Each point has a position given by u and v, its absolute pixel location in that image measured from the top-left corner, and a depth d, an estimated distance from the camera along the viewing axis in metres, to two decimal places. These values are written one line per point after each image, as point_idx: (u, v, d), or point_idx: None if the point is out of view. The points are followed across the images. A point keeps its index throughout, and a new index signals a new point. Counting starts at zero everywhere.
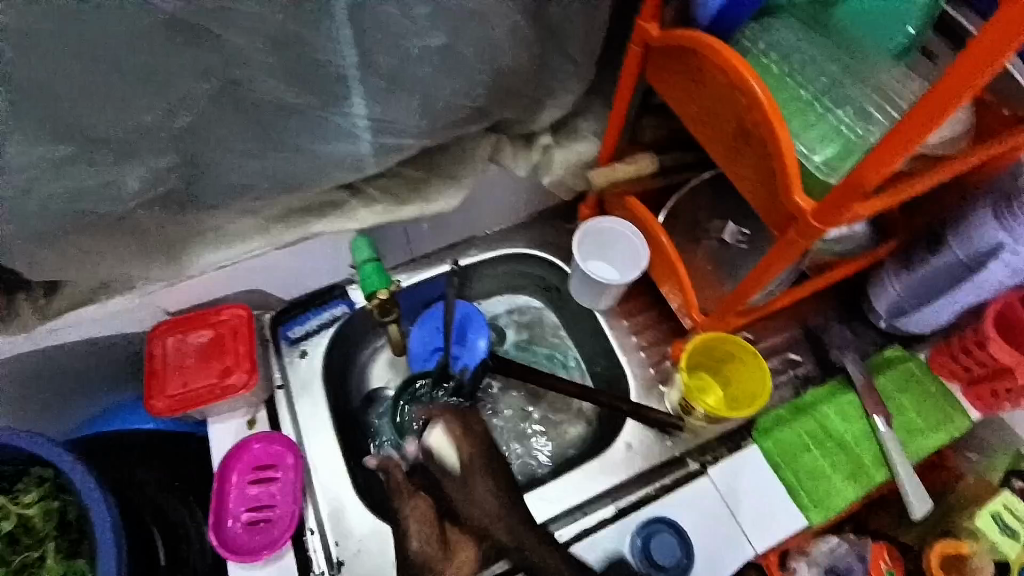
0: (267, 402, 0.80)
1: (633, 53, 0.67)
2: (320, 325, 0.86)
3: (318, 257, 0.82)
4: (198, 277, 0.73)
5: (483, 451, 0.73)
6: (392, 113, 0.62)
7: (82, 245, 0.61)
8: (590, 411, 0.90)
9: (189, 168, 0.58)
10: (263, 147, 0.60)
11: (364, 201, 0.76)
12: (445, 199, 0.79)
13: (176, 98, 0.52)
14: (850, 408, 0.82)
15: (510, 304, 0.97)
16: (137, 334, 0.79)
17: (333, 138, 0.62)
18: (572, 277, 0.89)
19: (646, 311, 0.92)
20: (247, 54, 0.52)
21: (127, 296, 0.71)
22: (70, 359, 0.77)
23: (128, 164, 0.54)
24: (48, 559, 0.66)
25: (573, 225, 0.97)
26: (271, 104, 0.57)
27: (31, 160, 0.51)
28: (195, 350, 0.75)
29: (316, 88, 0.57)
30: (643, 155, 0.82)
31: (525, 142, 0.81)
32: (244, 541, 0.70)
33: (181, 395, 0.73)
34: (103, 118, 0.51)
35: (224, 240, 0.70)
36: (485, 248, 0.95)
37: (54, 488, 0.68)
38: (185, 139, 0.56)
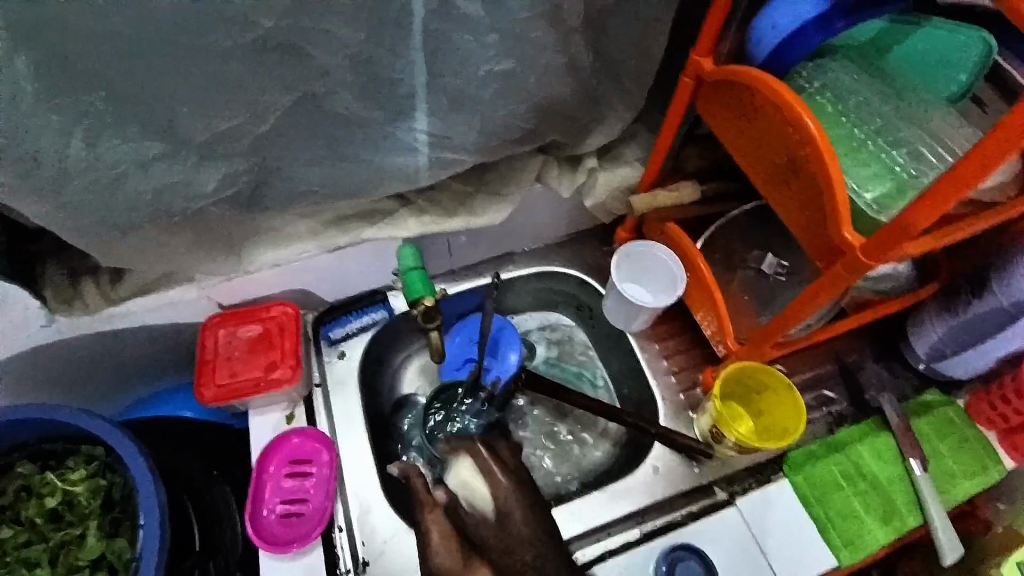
0: (305, 399, 0.83)
1: (685, 84, 0.69)
2: (360, 328, 0.88)
3: (365, 263, 0.86)
4: (255, 273, 0.78)
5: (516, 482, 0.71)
6: (452, 131, 0.66)
7: (156, 236, 0.65)
8: (616, 431, 0.91)
9: (262, 170, 0.63)
10: (331, 156, 0.65)
11: (413, 211, 0.79)
12: (489, 213, 0.82)
13: (262, 107, 0.56)
14: (884, 449, 0.81)
15: (541, 321, 0.98)
16: (188, 324, 0.82)
17: (395, 150, 0.66)
18: (607, 298, 0.90)
19: (678, 336, 0.92)
20: (331, 70, 0.56)
21: (186, 287, 0.76)
22: (124, 343, 0.81)
23: (210, 165, 0.59)
24: (90, 537, 0.65)
25: (610, 247, 0.99)
26: (343, 116, 0.61)
27: (122, 156, 0.55)
28: (243, 343, 0.78)
29: (386, 104, 0.61)
30: (685, 184, 0.84)
31: (571, 164, 0.84)
32: (277, 533, 0.72)
33: (228, 385, 0.76)
34: (192, 121, 0.55)
35: (282, 240, 0.76)
36: (523, 264, 0.98)
37: (101, 467, 0.68)
38: (263, 143, 0.60)
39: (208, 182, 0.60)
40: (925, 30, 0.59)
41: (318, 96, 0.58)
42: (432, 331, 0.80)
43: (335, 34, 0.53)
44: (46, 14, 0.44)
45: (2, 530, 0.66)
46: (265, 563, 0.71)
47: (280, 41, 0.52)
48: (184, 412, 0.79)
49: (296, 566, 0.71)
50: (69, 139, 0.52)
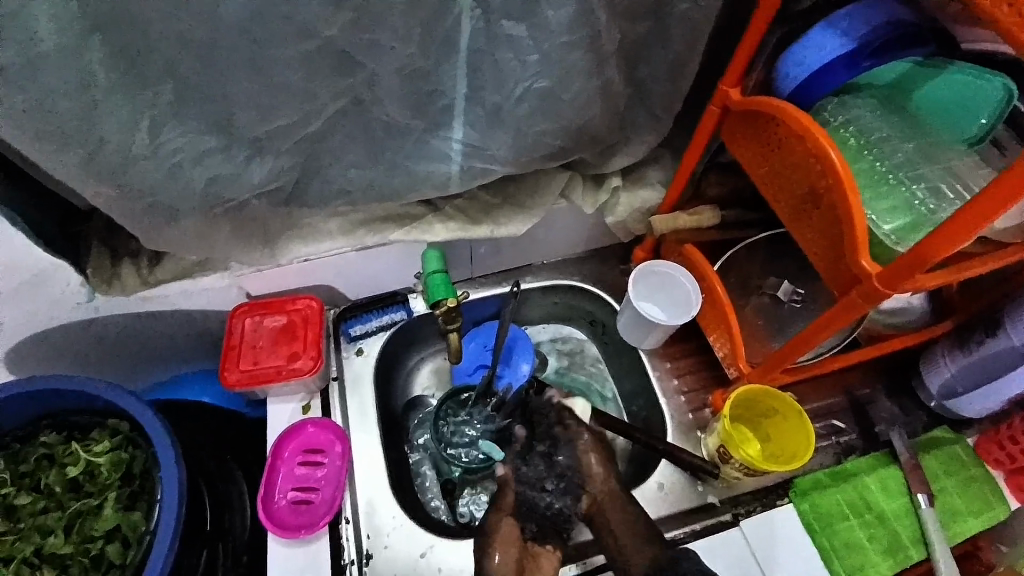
0: (322, 391, 0.85)
1: (711, 111, 0.72)
2: (379, 326, 0.91)
3: (390, 264, 0.88)
4: (285, 266, 0.81)
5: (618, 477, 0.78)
6: (486, 141, 0.69)
7: (200, 225, 0.69)
8: (624, 446, 0.93)
9: (306, 168, 0.67)
10: (371, 159, 0.69)
11: (441, 217, 0.83)
12: (515, 223, 0.85)
13: (308, 109, 0.60)
14: (892, 481, 0.82)
15: (554, 334, 1.03)
16: (216, 311, 0.85)
17: (430, 157, 0.70)
18: (621, 317, 0.92)
19: (689, 356, 0.94)
20: (380, 79, 0.59)
21: (219, 275, 0.79)
22: (154, 326, 0.84)
23: (259, 161, 0.63)
24: (106, 508, 0.65)
25: (626, 265, 1.02)
26: (384, 123, 0.65)
27: (181, 150, 0.59)
28: (269, 332, 0.80)
29: (426, 113, 0.65)
30: (704, 209, 0.86)
31: (595, 182, 0.87)
32: (288, 518, 0.73)
33: (251, 371, 0.78)
34: (247, 117, 0.58)
35: (315, 237, 0.79)
36: (541, 276, 1.00)
37: (127, 439, 0.68)
38: (307, 143, 0.64)
39: (255, 176, 0.64)
40: (946, 74, 0.61)
41: (366, 102, 0.62)
42: (453, 335, 0.83)
43: (388, 46, 0.56)
44: (126, 9, 0.47)
45: (21, 495, 0.66)
46: (274, 548, 0.72)
47: (335, 52, 0.55)
48: (203, 397, 0.82)
49: (305, 552, 0.72)
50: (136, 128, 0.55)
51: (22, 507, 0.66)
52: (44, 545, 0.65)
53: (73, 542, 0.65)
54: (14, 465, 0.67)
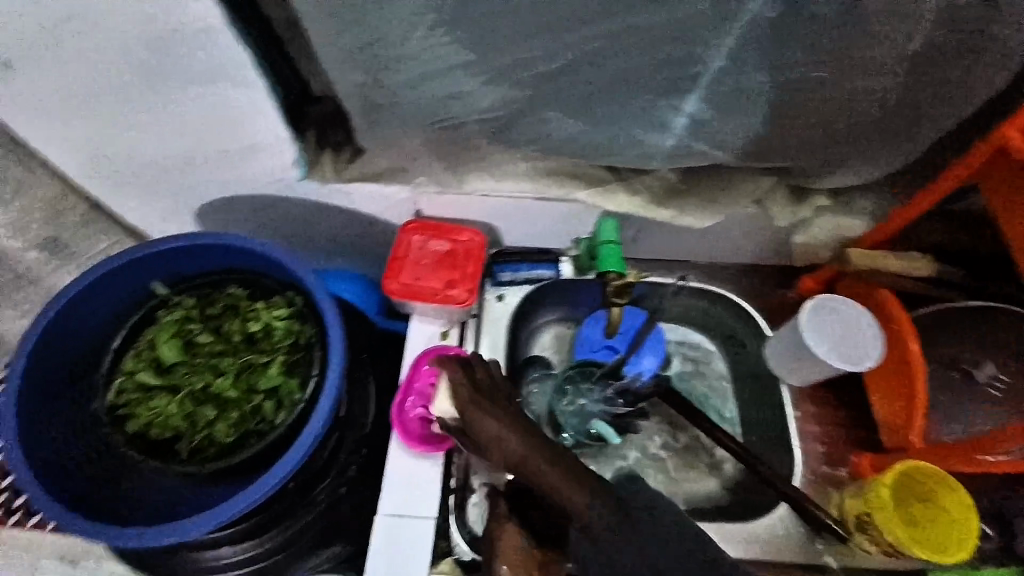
0: (461, 324, 0.86)
1: (980, 150, 0.62)
2: (526, 279, 0.92)
3: (556, 221, 0.87)
4: (464, 196, 0.82)
5: (478, 397, 0.64)
6: (716, 120, 0.65)
7: (411, 134, 0.71)
8: (731, 474, 0.90)
9: (529, 105, 0.66)
10: (592, 113, 0.66)
11: (628, 188, 0.79)
12: (696, 217, 0.81)
13: (561, 47, 0.58)
14: None
15: (680, 336, 0.96)
16: (383, 220, 0.89)
17: (650, 124, 0.67)
18: (777, 344, 0.86)
19: (836, 408, 0.86)
20: (644, 32, 0.56)
21: (402, 186, 0.81)
22: (328, 218, 0.89)
23: (492, 86, 0.63)
24: (273, 366, 0.70)
25: (785, 291, 0.94)
26: (623, 77, 0.61)
27: (431, 57, 0.59)
28: (433, 254, 0.82)
29: (670, 79, 0.61)
30: (921, 257, 0.77)
31: (797, 196, 0.80)
32: (415, 430, 0.74)
33: (410, 285, 0.80)
34: (504, 39, 0.58)
35: (500, 174, 0.79)
36: (701, 278, 0.95)
37: (299, 312, 0.73)
38: (542, 81, 0.62)
39: (483, 100, 0.65)
40: None
41: (617, 52, 0.58)
42: (614, 310, 0.85)
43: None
44: None
45: (203, 334, 0.73)
46: (393, 452, 0.74)
47: None
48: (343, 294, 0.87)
49: (420, 467, 0.74)
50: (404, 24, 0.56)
51: (200, 346, 0.73)
52: (213, 384, 0.71)
53: (238, 388, 0.71)
54: (204, 305, 0.74)
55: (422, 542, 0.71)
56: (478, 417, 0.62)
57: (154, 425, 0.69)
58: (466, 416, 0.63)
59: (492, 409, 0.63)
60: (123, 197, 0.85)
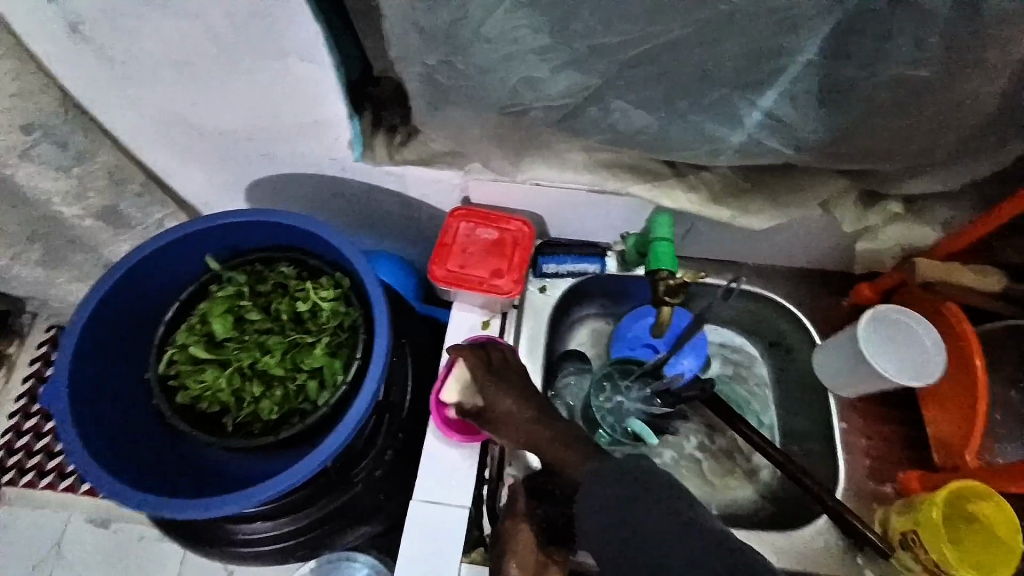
0: (502, 314, 0.85)
1: None
2: (570, 271, 0.90)
3: (607, 214, 0.85)
4: (517, 185, 0.81)
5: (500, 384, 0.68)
6: (793, 118, 0.62)
7: (471, 119, 0.69)
8: (767, 480, 0.88)
9: (597, 95, 0.64)
10: (661, 105, 0.64)
11: (686, 184, 0.77)
12: (757, 218, 0.77)
13: (642, 34, 0.56)
14: None
15: (723, 339, 0.96)
16: (432, 205, 0.88)
17: (722, 119, 0.64)
18: (829, 352, 0.83)
19: (888, 422, 0.83)
20: (733, 21, 0.53)
21: (454, 171, 0.80)
22: (376, 200, 0.88)
23: (562, 73, 0.61)
24: (319, 347, 0.70)
25: (840, 300, 0.91)
26: (701, 70, 0.59)
27: (502, 39, 0.58)
28: (480, 243, 0.81)
29: (752, 73, 0.58)
30: (993, 271, 0.74)
31: (867, 201, 0.76)
32: (452, 421, 0.74)
33: (456, 273, 0.79)
34: (582, 24, 0.55)
35: (556, 163, 0.77)
36: (751, 280, 0.92)
37: (346, 293, 0.72)
38: (615, 69, 0.60)
39: (550, 87, 0.62)
40: None
41: (699, 41, 0.56)
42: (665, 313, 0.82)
43: None
44: None
45: (252, 311, 0.73)
46: (430, 440, 0.74)
47: None
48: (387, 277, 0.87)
49: (456, 455, 0.74)
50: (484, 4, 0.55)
51: (250, 323, 0.73)
52: (260, 361, 0.71)
53: (284, 366, 0.71)
54: (254, 282, 0.74)
55: (455, 531, 0.71)
56: (500, 402, 0.66)
57: (203, 399, 0.69)
58: (489, 403, 0.67)
59: (506, 388, 0.67)
60: (177, 168, 0.86)
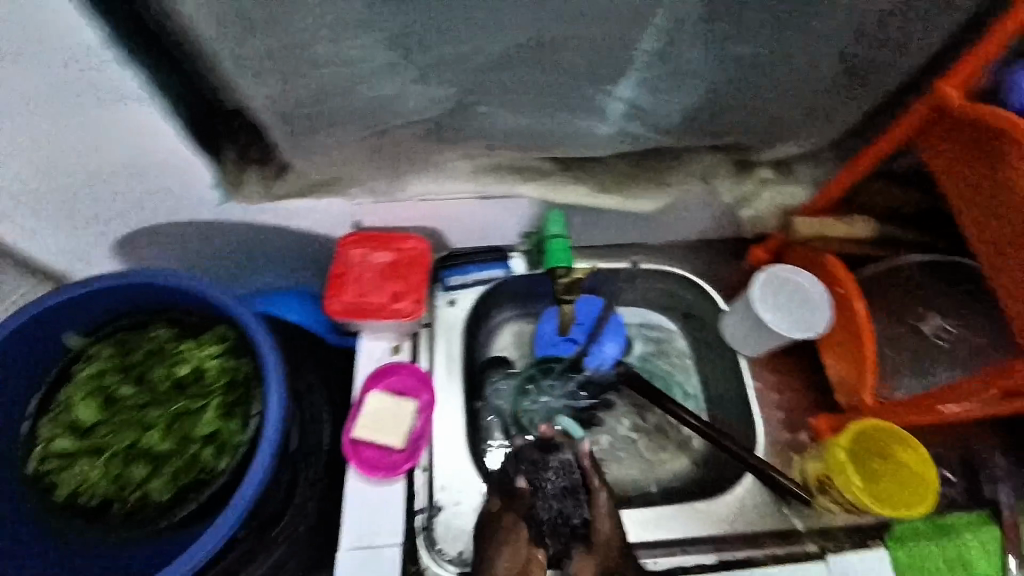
0: (411, 336, 0.83)
1: (916, 112, 0.63)
2: (477, 280, 0.88)
3: (503, 218, 0.84)
4: (404, 203, 0.78)
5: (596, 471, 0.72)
6: (655, 105, 0.63)
7: (338, 143, 0.65)
8: (699, 451, 0.91)
9: (461, 104, 0.62)
10: (528, 106, 0.63)
11: (573, 178, 0.77)
12: (644, 200, 0.79)
13: (491, 39, 0.54)
14: (994, 547, 0.75)
15: (641, 319, 0.97)
16: (323, 234, 0.83)
17: (589, 113, 0.64)
18: (733, 317, 0.86)
19: (795, 373, 0.87)
20: (576, 17, 0.53)
21: (340, 199, 0.75)
22: (261, 238, 0.82)
23: (418, 87, 0.58)
24: (207, 412, 0.65)
25: (740, 264, 0.94)
26: (557, 70, 0.58)
27: (346, 60, 0.54)
28: (376, 267, 0.78)
29: (606, 67, 0.58)
30: (859, 218, 0.77)
31: (743, 170, 0.78)
32: (370, 458, 0.72)
33: (354, 303, 0.76)
34: (426, 34, 0.53)
35: (439, 175, 0.74)
36: (651, 259, 0.93)
37: (232, 348, 0.68)
38: (472, 76, 0.58)
39: (409, 102, 0.60)
40: None
41: (547, 39, 0.55)
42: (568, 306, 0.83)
43: None
44: None
45: (125, 387, 0.67)
46: (352, 483, 0.72)
47: None
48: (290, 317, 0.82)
49: (382, 491, 0.72)
50: (315, 28, 0.51)
51: (125, 399, 0.67)
52: (142, 440, 0.66)
53: (171, 440, 0.66)
54: (123, 354, 0.68)
55: (391, 569, 0.69)
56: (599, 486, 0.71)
57: (82, 492, 0.64)
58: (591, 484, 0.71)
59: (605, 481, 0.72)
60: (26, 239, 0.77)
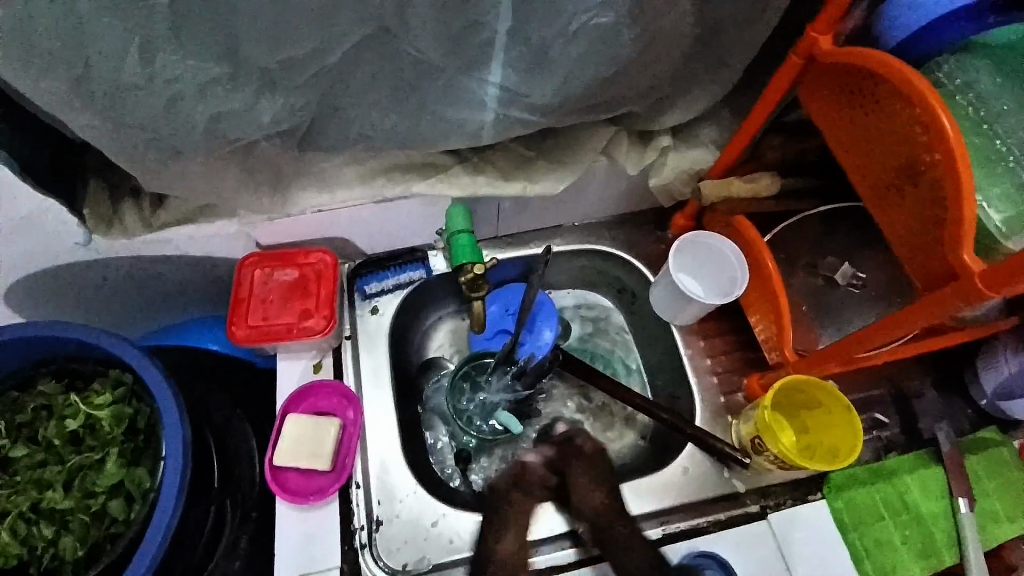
0: (334, 350, 0.81)
1: (791, 64, 0.62)
2: (395, 284, 0.85)
3: (409, 218, 0.81)
4: (299, 216, 0.75)
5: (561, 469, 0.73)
6: (527, 87, 0.61)
7: (204, 168, 0.62)
8: (646, 425, 0.90)
9: (322, 108, 0.59)
10: (396, 101, 0.60)
11: (470, 169, 0.75)
12: (548, 182, 0.76)
13: (332, 36, 0.51)
14: (934, 483, 0.77)
15: (578, 299, 0.97)
16: (224, 259, 0.80)
17: (460, 102, 0.62)
18: (658, 289, 0.85)
19: (726, 336, 0.87)
20: (414, 3, 0.50)
21: (226, 221, 0.72)
22: (159, 272, 0.79)
23: (269, 96, 0.55)
24: (110, 463, 0.63)
25: (663, 233, 0.93)
26: (414, 60, 0.56)
27: (178, 77, 0.51)
28: (280, 286, 0.75)
29: (464, 52, 0.56)
30: (764, 175, 0.77)
31: (641, 140, 0.78)
32: (298, 484, 0.69)
33: (259, 327, 0.73)
34: (258, 43, 0.50)
35: (329, 185, 0.73)
36: (571, 240, 0.92)
37: (128, 394, 0.65)
38: (325, 77, 0.55)
39: (265, 114, 0.56)
40: None
41: (392, 30, 0.52)
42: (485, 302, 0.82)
43: None
44: None
45: (19, 448, 0.64)
46: (282, 512, 0.69)
47: None
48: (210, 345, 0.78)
49: (314, 517, 0.69)
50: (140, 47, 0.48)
51: (20, 460, 0.64)
52: (43, 500, 0.62)
53: (73, 497, 0.62)
54: (13, 414, 0.65)
55: None
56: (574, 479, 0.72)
57: None
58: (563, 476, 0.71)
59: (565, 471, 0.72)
60: None
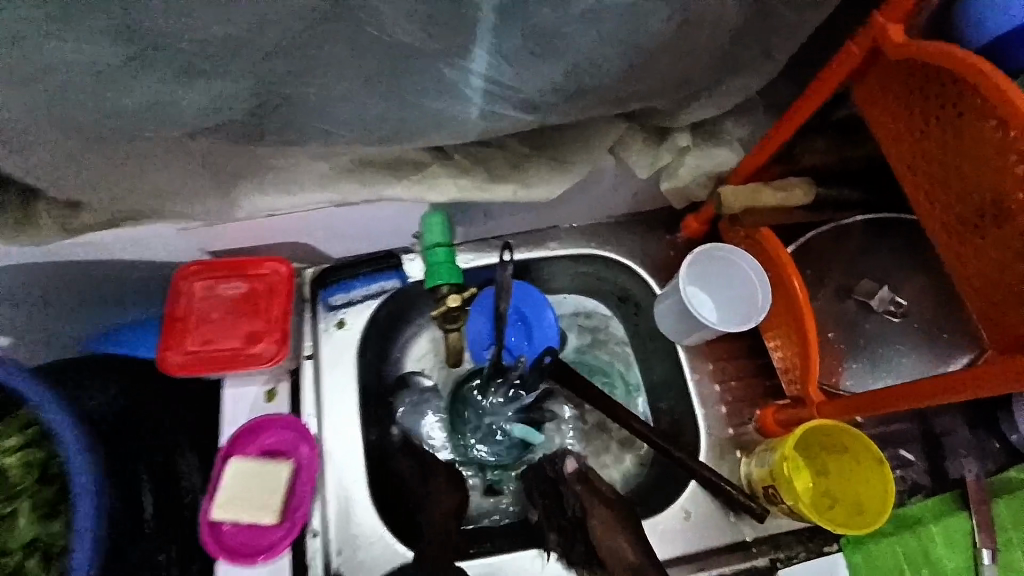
0: (292, 373, 0.71)
1: (850, 58, 0.50)
2: (366, 295, 0.74)
3: (381, 221, 0.69)
4: (248, 220, 0.63)
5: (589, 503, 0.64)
6: (523, 79, 0.49)
7: (124, 168, 0.50)
8: (647, 453, 0.78)
9: (266, 101, 0.47)
10: (357, 94, 0.48)
11: (451, 171, 0.62)
12: (544, 184, 0.65)
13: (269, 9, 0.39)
14: (958, 534, 0.69)
15: (575, 307, 0.85)
16: (168, 265, 0.69)
17: (440, 95, 0.50)
18: (665, 304, 0.75)
19: (739, 359, 0.78)
20: None
21: (161, 225, 0.60)
22: (91, 280, 0.68)
23: (193, 85, 0.43)
24: (20, 518, 0.54)
25: (674, 238, 0.82)
26: (380, 41, 0.44)
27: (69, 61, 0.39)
28: (224, 304, 0.64)
29: (444, 32, 0.44)
30: (799, 182, 0.66)
31: (655, 137, 0.66)
32: (242, 537, 0.62)
33: (200, 351, 0.63)
34: None
35: (281, 185, 0.58)
36: (568, 244, 0.81)
37: (40, 433, 0.57)
38: (265, 63, 0.43)
39: (189, 107, 0.44)
40: None
41: None
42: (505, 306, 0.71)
43: None
44: None
45: None
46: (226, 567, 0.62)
47: None
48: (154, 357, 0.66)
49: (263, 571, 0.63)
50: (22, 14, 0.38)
51: None
52: None
53: None
54: None
55: None
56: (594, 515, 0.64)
57: None
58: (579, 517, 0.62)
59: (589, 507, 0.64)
60: None
